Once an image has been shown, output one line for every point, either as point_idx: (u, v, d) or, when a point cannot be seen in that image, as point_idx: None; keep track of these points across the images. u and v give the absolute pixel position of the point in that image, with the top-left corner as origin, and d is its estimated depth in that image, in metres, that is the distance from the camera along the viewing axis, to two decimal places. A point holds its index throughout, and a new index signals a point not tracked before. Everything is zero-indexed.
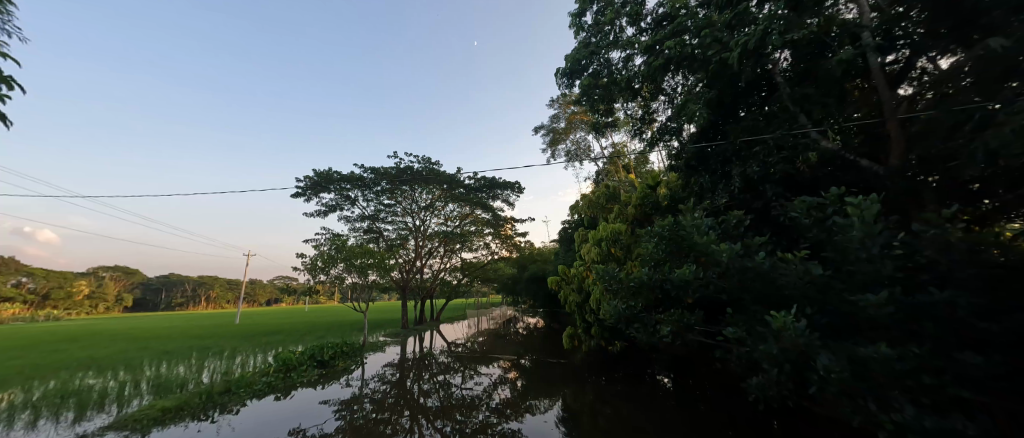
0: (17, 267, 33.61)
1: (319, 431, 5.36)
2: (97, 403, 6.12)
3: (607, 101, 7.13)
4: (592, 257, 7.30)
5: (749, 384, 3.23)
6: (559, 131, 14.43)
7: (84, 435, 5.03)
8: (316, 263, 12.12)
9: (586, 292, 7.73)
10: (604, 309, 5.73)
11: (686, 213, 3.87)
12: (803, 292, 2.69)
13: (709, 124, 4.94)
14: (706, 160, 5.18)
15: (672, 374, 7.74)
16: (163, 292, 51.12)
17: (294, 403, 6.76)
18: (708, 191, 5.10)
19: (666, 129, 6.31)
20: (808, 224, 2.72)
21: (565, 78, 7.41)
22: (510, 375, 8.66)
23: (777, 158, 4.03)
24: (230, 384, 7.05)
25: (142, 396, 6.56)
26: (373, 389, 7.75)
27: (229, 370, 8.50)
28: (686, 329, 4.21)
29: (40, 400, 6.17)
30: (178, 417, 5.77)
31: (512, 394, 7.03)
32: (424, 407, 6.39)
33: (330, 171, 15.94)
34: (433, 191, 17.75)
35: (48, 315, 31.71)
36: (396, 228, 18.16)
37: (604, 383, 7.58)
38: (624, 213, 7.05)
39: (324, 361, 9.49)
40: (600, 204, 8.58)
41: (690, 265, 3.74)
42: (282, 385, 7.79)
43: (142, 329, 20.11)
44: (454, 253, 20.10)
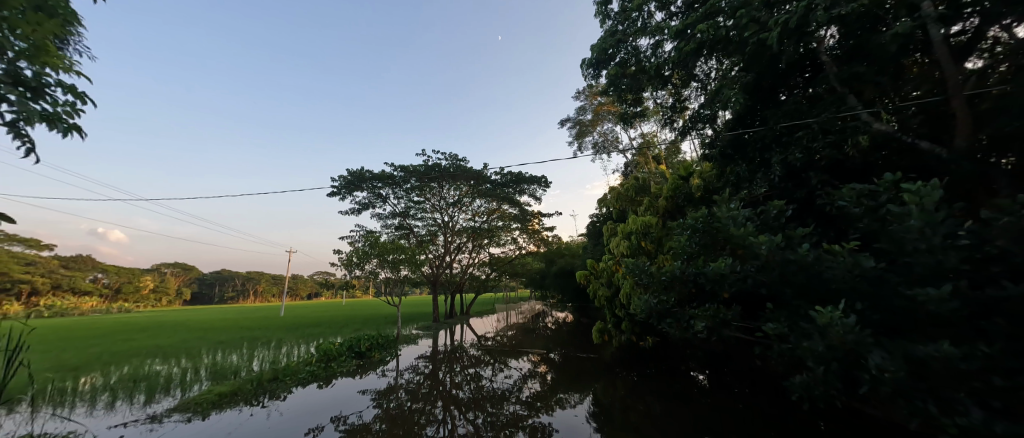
0: (92, 265, 37.28)
1: (358, 418, 5.61)
2: (163, 388, 6.73)
3: (635, 90, 6.94)
4: (622, 251, 7.16)
5: (792, 383, 3.08)
6: (586, 123, 14.17)
7: (154, 416, 5.55)
8: (351, 259, 12.67)
9: (615, 286, 7.63)
10: (635, 303, 5.63)
11: (721, 204, 3.72)
12: (853, 287, 2.53)
13: (745, 110, 4.71)
14: (742, 148, 4.94)
15: (708, 370, 7.48)
16: (217, 287, 55.31)
17: (335, 392, 7.12)
18: (745, 181, 4.87)
19: (698, 117, 6.05)
20: (859, 213, 2.53)
21: (591, 69, 7.26)
22: (539, 369, 8.69)
23: (822, 143, 3.77)
24: (278, 373, 7.56)
25: (201, 382, 7.16)
26: (407, 380, 8.05)
27: (276, 359, 9.08)
28: (722, 324, 4.06)
29: (117, 384, 6.86)
30: (233, 402, 6.25)
31: (542, 388, 7.08)
32: (455, 399, 6.55)
33: (363, 170, 16.57)
34: (460, 187, 18.02)
35: (119, 308, 35.03)
36: (425, 224, 18.60)
37: (636, 378, 7.46)
38: (654, 205, 6.86)
39: (362, 352, 9.94)
40: (628, 196, 8.39)
41: (726, 258, 3.60)
42: (324, 375, 8.22)
43: (199, 320, 21.87)
44: (483, 248, 20.34)
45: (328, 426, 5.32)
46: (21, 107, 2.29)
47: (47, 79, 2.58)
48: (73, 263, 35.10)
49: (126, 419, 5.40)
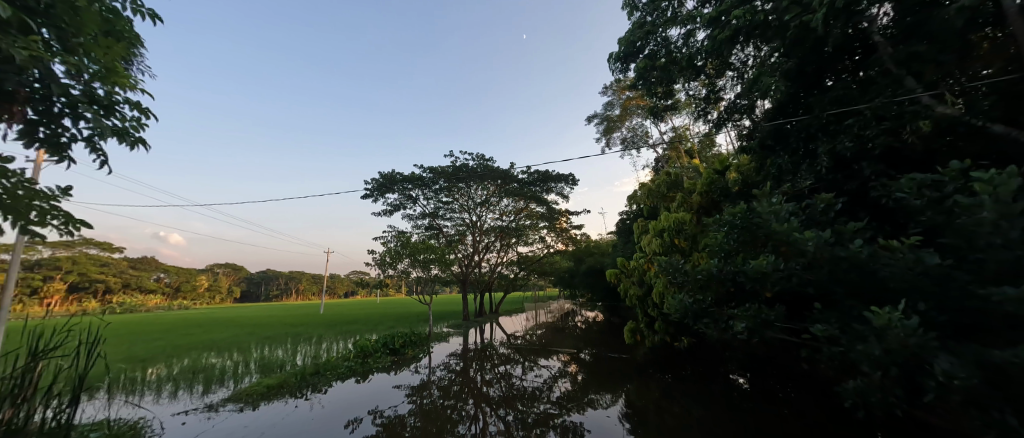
0: (156, 266, 40.85)
1: (394, 412, 5.81)
2: (218, 379, 7.27)
3: (665, 83, 6.73)
4: (653, 250, 6.95)
5: (844, 388, 2.89)
6: (613, 119, 13.85)
7: (211, 405, 6.00)
8: (384, 259, 13.10)
9: (647, 285, 7.43)
10: (668, 302, 5.46)
11: (761, 198, 3.54)
12: (914, 285, 2.33)
13: (787, 97, 4.44)
14: (784, 138, 4.65)
15: (749, 374, 7.12)
16: (263, 286, 58.92)
17: (372, 386, 7.42)
18: (788, 173, 4.59)
19: (735, 108, 5.78)
20: (920, 205, 2.33)
21: (619, 63, 7.10)
22: (570, 368, 8.61)
23: (875, 130, 3.49)
24: (320, 367, 7.96)
25: (251, 374, 7.67)
26: (439, 376, 8.24)
27: (316, 354, 9.56)
28: (764, 325, 3.86)
29: (178, 374, 7.46)
30: (280, 394, 6.64)
31: (573, 387, 7.03)
32: (486, 397, 6.61)
33: (394, 172, 17.10)
34: (488, 187, 18.17)
35: (179, 305, 38.11)
36: (454, 224, 18.91)
37: (671, 380, 7.24)
38: (687, 201, 6.62)
39: (396, 349, 10.27)
40: (659, 193, 8.15)
41: (768, 255, 3.41)
42: (361, 370, 8.55)
43: (247, 317, 23.38)
44: (511, 247, 20.42)
45: (366, 419, 5.54)
46: (95, 123, 2.47)
47: (117, 96, 2.76)
48: (141, 264, 38.56)
49: (188, 407, 5.89)
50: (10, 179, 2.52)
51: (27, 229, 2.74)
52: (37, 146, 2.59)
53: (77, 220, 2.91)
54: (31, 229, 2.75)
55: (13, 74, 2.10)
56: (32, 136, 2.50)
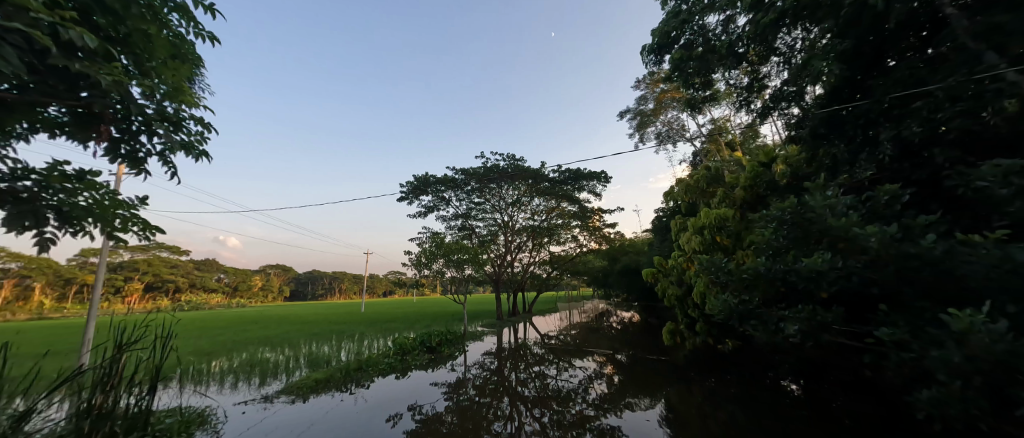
0: (217, 267, 44.55)
1: (432, 409, 5.98)
2: (273, 372, 7.82)
3: (702, 73, 6.43)
4: (693, 248, 6.67)
5: (917, 398, 2.64)
6: (647, 113, 13.41)
7: (267, 396, 6.47)
8: (420, 259, 13.50)
9: (687, 284, 7.14)
10: (711, 302, 5.23)
11: (815, 191, 3.30)
12: (1001, 285, 2.09)
13: (842, 81, 4.10)
14: (839, 126, 4.30)
15: (802, 380, 6.65)
16: (309, 285, 62.54)
17: (411, 383, 7.67)
18: (844, 164, 4.25)
19: (781, 96, 5.42)
20: (1006, 195, 2.09)
21: (653, 55, 6.87)
22: (606, 370, 8.42)
23: (949, 113, 3.15)
24: (362, 363, 8.35)
25: (301, 368, 8.19)
26: (475, 375, 8.37)
27: (359, 350, 10.03)
28: (820, 328, 3.60)
29: (238, 367, 8.09)
30: (327, 387, 7.03)
31: (609, 389, 6.89)
32: (521, 396, 6.63)
33: (427, 175, 17.58)
34: (519, 187, 18.22)
35: (237, 303, 41.30)
36: (486, 224, 19.12)
37: (714, 384, 6.91)
38: (730, 196, 6.29)
39: (433, 347, 10.55)
40: (698, 188, 7.80)
41: (823, 253, 3.18)
42: (400, 367, 8.85)
43: (296, 315, 24.91)
44: (543, 246, 20.35)
45: (406, 415, 5.71)
46: (166, 139, 2.74)
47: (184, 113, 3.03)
48: (204, 265, 42.20)
49: (247, 398, 6.38)
50: (100, 190, 2.86)
51: (114, 235, 3.10)
52: (120, 161, 2.91)
53: (152, 227, 3.24)
54: (115, 235, 3.08)
55: (100, 98, 2.38)
56: (116, 152, 2.81)
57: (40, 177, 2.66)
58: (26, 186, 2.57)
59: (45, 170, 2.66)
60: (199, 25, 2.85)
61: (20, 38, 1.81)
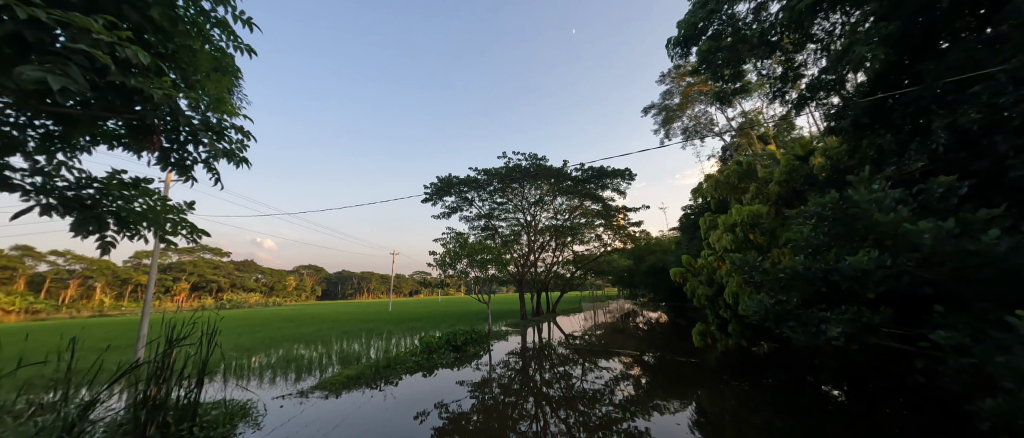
0: (255, 267, 46.95)
1: (458, 407, 6.04)
2: (307, 368, 8.15)
3: (732, 64, 6.19)
4: (724, 246, 6.44)
5: (979, 407, 2.44)
6: (673, 108, 13.03)
7: (302, 391, 6.75)
8: (445, 259, 13.71)
9: (718, 284, 6.89)
10: (745, 303, 5.02)
11: (858, 185, 3.12)
12: None
13: (888, 67, 3.85)
14: (885, 115, 4.03)
15: (845, 386, 6.27)
16: (340, 285, 64.80)
17: (437, 381, 7.80)
18: (892, 155, 3.98)
19: (820, 85, 5.13)
20: None
21: (679, 48, 6.68)
22: (633, 371, 8.25)
23: (1012, 97, 2.90)
24: (391, 361, 8.57)
25: (334, 365, 8.50)
26: (499, 374, 8.42)
27: (387, 348, 10.31)
28: (866, 330, 3.39)
29: (275, 363, 8.50)
30: (358, 384, 7.26)
31: (637, 391, 6.75)
32: (546, 396, 6.62)
33: (450, 176, 17.83)
34: (541, 186, 18.15)
35: (273, 302, 43.37)
36: (509, 224, 19.16)
37: (748, 388, 6.64)
38: (763, 192, 6.03)
39: (459, 346, 10.69)
40: (728, 184, 7.53)
41: (869, 250, 3.00)
42: (427, 365, 9.03)
43: (327, 313, 25.87)
44: (567, 246, 20.20)
45: (433, 412, 5.81)
46: (210, 147, 2.90)
47: (226, 123, 3.21)
48: (244, 266, 44.59)
49: (285, 392, 6.69)
50: (152, 197, 3.08)
51: (166, 238, 3.34)
52: (170, 169, 3.12)
53: (199, 230, 3.45)
54: (167, 238, 3.31)
55: (152, 111, 2.55)
56: (167, 161, 3.02)
57: (101, 185, 2.89)
58: (89, 194, 2.81)
59: (106, 179, 2.89)
60: (238, 39, 3.00)
61: (84, 58, 1.98)
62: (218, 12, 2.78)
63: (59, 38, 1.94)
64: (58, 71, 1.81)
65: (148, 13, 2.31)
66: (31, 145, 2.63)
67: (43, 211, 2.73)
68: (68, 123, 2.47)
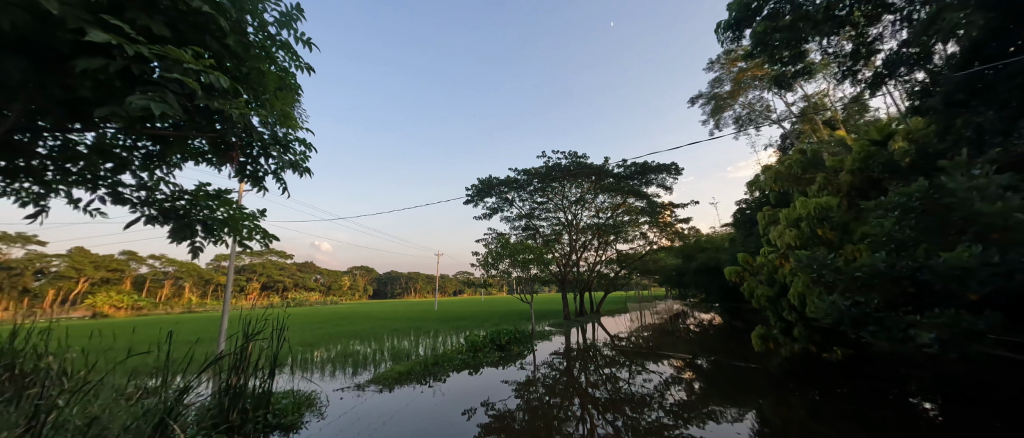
0: (314, 268, 50.70)
1: (504, 405, 6.12)
2: (363, 363, 8.66)
3: (792, 45, 5.70)
4: (787, 243, 5.95)
5: None
6: (723, 96, 12.24)
7: (359, 385, 7.19)
8: (487, 259, 13.92)
9: (780, 284, 6.38)
10: (813, 304, 4.60)
11: (953, 172, 2.74)
12: None
13: (989, 34, 3.35)
14: (986, 90, 3.52)
15: (939, 399, 5.53)
16: (389, 285, 68.12)
17: (483, 379, 7.94)
18: (995, 136, 3.46)
19: (900, 60, 4.58)
20: None
21: (730, 31, 6.26)
22: (685, 375, 7.86)
23: None
24: (439, 358, 8.86)
25: (386, 360, 8.97)
26: (544, 374, 8.39)
27: (435, 346, 10.68)
28: (967, 337, 2.98)
29: (334, 357, 9.13)
30: (409, 379, 7.59)
31: (689, 396, 6.43)
32: (592, 398, 6.49)
33: (491, 178, 18.08)
34: (582, 184, 17.85)
35: (331, 300, 46.55)
36: (550, 224, 19.05)
37: (818, 398, 6.09)
38: (832, 183, 5.49)
39: (503, 345, 10.81)
40: (789, 174, 6.95)
41: (968, 246, 2.64)
42: (473, 363, 9.24)
43: (379, 312, 27.33)
44: (610, 244, 19.70)
45: (479, 409, 5.92)
46: (278, 160, 3.18)
47: (291, 136, 3.50)
48: (304, 267, 48.32)
49: (344, 385, 7.17)
50: (231, 206, 3.44)
51: (243, 243, 3.71)
52: (245, 180, 3.46)
53: (270, 235, 3.80)
54: (244, 242, 3.69)
55: (231, 129, 2.85)
56: (243, 173, 3.35)
57: (190, 197, 3.29)
58: (181, 205, 3.20)
59: (194, 191, 3.29)
60: (299, 58, 3.25)
61: (177, 86, 2.25)
62: (282, 35, 3.04)
63: (157, 70, 2.22)
64: (158, 98, 2.09)
65: (226, 42, 2.57)
66: (136, 164, 3.05)
67: (147, 221, 3.16)
68: (164, 143, 2.83)
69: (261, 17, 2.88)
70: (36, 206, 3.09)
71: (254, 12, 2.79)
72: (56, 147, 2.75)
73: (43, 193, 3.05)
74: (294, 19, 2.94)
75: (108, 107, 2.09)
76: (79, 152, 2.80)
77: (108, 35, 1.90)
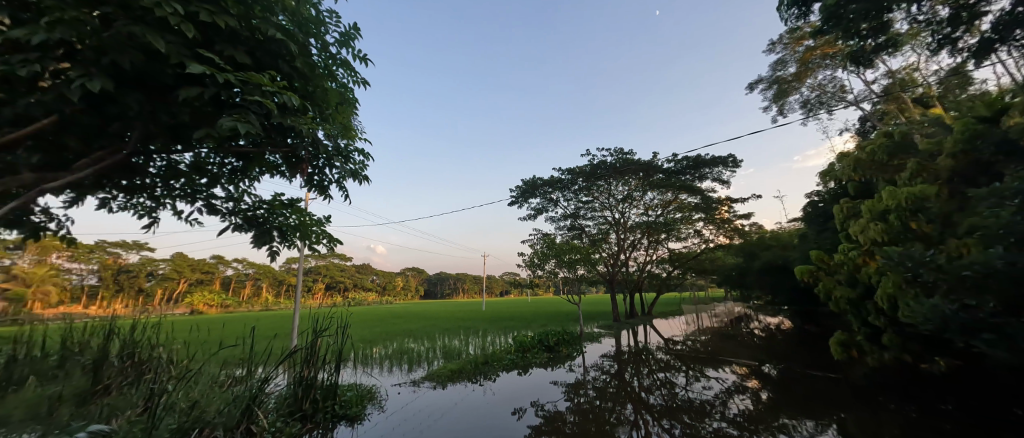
0: (371, 270, 53.97)
1: (554, 407, 6.08)
2: (417, 360, 9.06)
3: (872, 16, 5.08)
4: (871, 238, 5.30)
5: None
6: (787, 79, 11.20)
7: (414, 381, 7.53)
8: (533, 260, 13.92)
9: (863, 284, 5.70)
10: (910, 308, 4.03)
11: None
12: None
13: None
14: None
15: None
16: (439, 285, 70.62)
17: (533, 379, 7.95)
18: None
19: (1016, 22, 3.90)
20: None
21: (795, 8, 5.73)
22: (750, 383, 7.28)
23: None
24: (488, 358, 9.02)
25: (439, 358, 9.31)
26: (594, 377, 8.20)
27: (484, 346, 10.89)
28: None
29: (391, 354, 9.65)
30: (461, 377, 7.81)
31: (756, 406, 5.95)
32: (647, 404, 6.21)
33: (535, 178, 18.08)
34: (629, 182, 17.23)
35: (386, 300, 49.22)
36: (596, 223, 18.60)
37: (915, 414, 5.35)
38: (928, 168, 4.81)
39: (551, 346, 10.75)
40: (872, 161, 6.19)
41: None
42: (522, 364, 9.29)
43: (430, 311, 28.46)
44: (661, 243, 18.83)
45: (529, 410, 5.94)
46: (341, 169, 3.43)
47: (351, 146, 3.74)
48: (362, 269, 51.61)
49: (401, 381, 7.55)
50: (302, 214, 3.77)
51: (312, 246, 4.05)
52: (313, 189, 3.77)
53: (335, 239, 4.11)
54: (312, 246, 4.02)
55: (300, 142, 3.12)
56: (311, 183, 3.66)
57: (268, 207, 3.64)
58: (261, 214, 3.58)
59: (271, 201, 3.65)
60: (356, 74, 3.49)
61: (257, 107, 2.51)
62: (342, 54, 3.28)
63: (240, 94, 2.49)
64: (244, 119, 2.35)
65: (295, 65, 2.83)
66: (224, 178, 3.44)
67: (234, 229, 3.57)
68: (246, 159, 3.17)
69: (324, 39, 3.14)
70: (149, 217, 3.61)
71: (318, 35, 3.04)
72: (162, 166, 3.18)
73: (153, 206, 3.56)
74: (352, 38, 3.16)
75: (205, 129, 2.39)
76: (180, 170, 3.23)
77: (204, 66, 2.16)
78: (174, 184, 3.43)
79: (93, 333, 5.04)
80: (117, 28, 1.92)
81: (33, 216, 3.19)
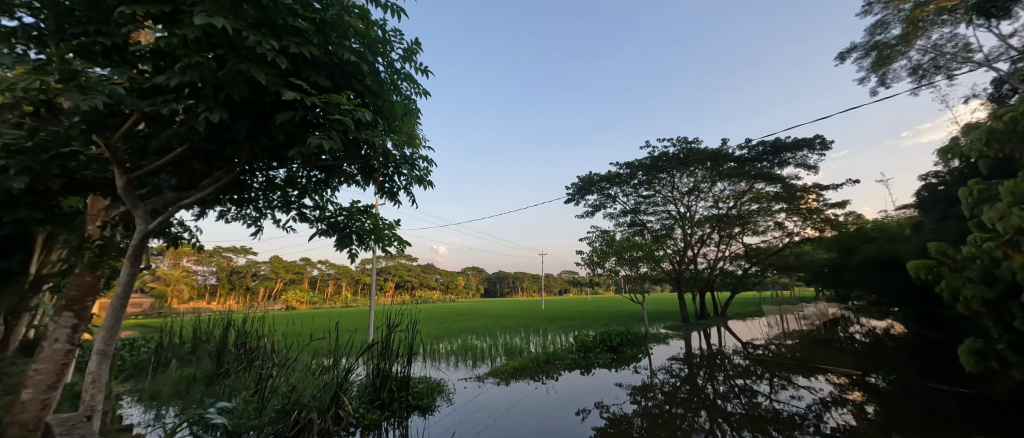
0: (434, 270, 56.91)
1: (620, 410, 5.88)
2: (480, 357, 9.36)
3: None
4: (1014, 227, 4.31)
5: None
6: (888, 43, 9.61)
7: (479, 376, 7.81)
8: (593, 258, 13.61)
9: (1004, 282, 4.70)
10: None
11: None
12: None
13: None
14: None
15: None
16: (499, 284, 72.15)
17: (596, 380, 7.82)
18: None
19: None
20: None
21: None
22: (852, 396, 6.37)
23: None
24: (550, 357, 9.03)
25: (501, 355, 9.53)
26: (663, 380, 7.81)
27: (545, 344, 10.89)
28: None
29: (456, 350, 10.08)
30: (524, 375, 7.92)
31: (858, 421, 5.22)
32: (723, 412, 5.77)
33: (591, 175, 17.68)
34: (695, 173, 16.05)
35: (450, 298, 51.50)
36: (659, 218, 17.63)
37: None
38: None
39: (615, 347, 10.42)
40: (1012, 132, 5.04)
41: None
42: (584, 363, 9.15)
43: (491, 310, 29.26)
44: (734, 238, 17.32)
45: (594, 411, 5.84)
46: (408, 176, 3.67)
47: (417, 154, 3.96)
48: (428, 268, 54.59)
49: (467, 376, 7.86)
50: (376, 218, 4.10)
51: (384, 248, 4.37)
52: (384, 195, 4.08)
53: (404, 241, 4.40)
54: (385, 248, 4.35)
55: (372, 154, 3.39)
56: (382, 189, 3.96)
57: (347, 213, 4.03)
58: (341, 220, 3.97)
59: (349, 208, 4.02)
60: (418, 86, 3.69)
61: (337, 125, 2.78)
62: (405, 68, 3.49)
63: (322, 114, 2.79)
64: (327, 136, 2.61)
65: (366, 83, 3.09)
66: (311, 190, 3.87)
67: (320, 234, 4.01)
68: (328, 171, 3.53)
69: (390, 57, 3.36)
70: (255, 225, 4.19)
71: (384, 54, 3.28)
72: (263, 181, 3.67)
73: (257, 216, 4.12)
74: (414, 53, 3.35)
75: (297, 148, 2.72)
76: (277, 184, 3.70)
77: (294, 92, 2.45)
78: (272, 196, 3.94)
79: (214, 326, 5.98)
80: (229, 67, 2.25)
81: (173, 229, 3.89)
